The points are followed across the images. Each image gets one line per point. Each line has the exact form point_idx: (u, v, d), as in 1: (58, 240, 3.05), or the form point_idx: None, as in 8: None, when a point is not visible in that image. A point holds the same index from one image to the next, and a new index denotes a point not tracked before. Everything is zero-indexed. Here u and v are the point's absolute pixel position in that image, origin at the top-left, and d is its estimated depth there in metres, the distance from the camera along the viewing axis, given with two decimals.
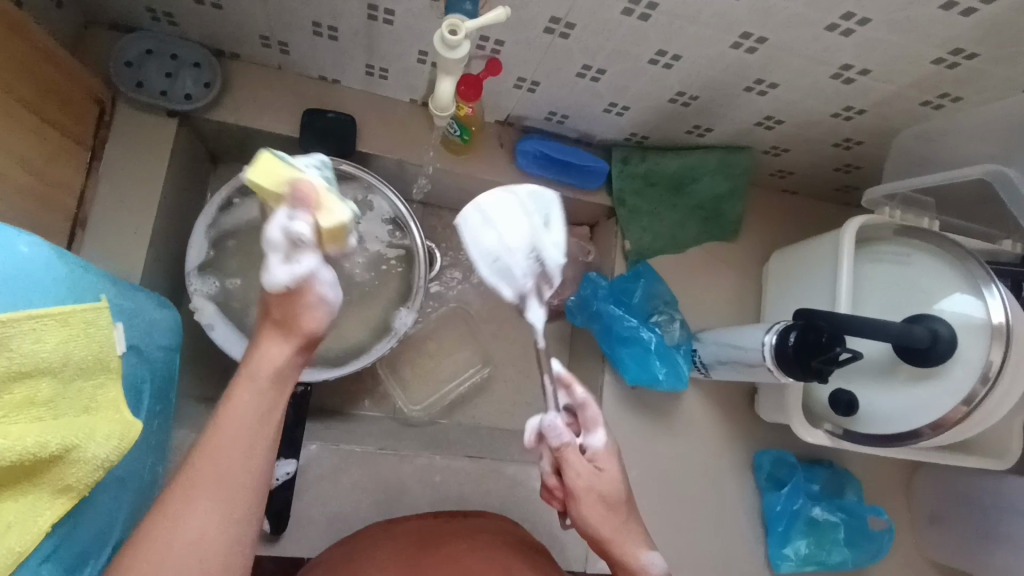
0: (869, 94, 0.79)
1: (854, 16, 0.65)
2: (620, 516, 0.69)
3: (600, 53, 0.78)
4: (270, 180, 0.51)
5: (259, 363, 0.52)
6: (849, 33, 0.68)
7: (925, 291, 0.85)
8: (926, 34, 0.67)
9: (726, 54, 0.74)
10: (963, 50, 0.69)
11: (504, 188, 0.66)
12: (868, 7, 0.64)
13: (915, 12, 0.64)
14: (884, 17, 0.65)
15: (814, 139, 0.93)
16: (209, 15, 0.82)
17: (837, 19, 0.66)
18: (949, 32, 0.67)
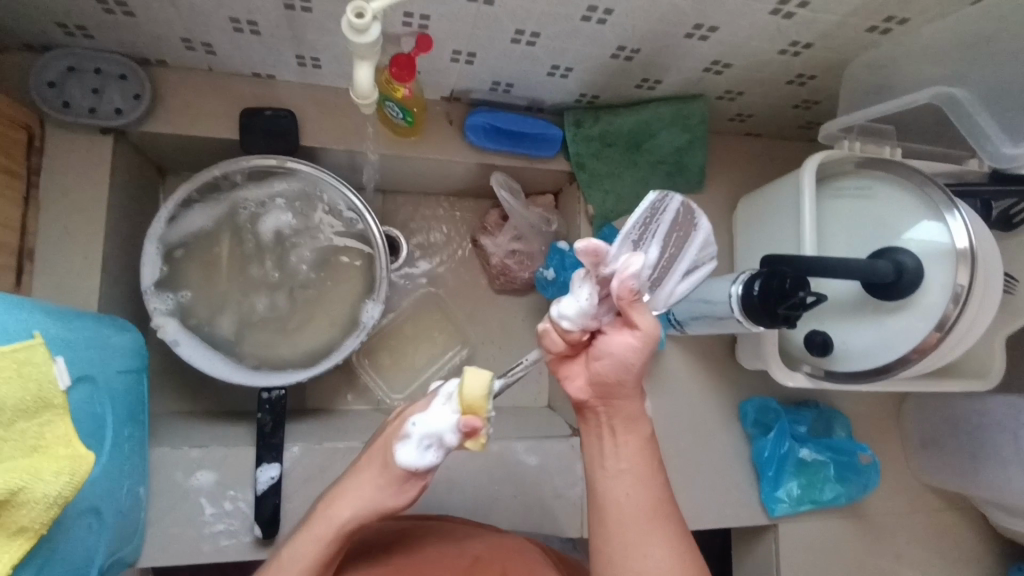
0: (813, 26, 0.76)
1: None
2: (630, 384, 0.60)
3: (530, 16, 0.75)
4: (468, 392, 0.58)
5: (328, 518, 0.64)
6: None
7: (888, 222, 0.84)
8: None
9: (658, 2, 0.71)
10: None
11: (668, 198, 0.58)
12: None
13: None
14: None
15: (767, 79, 0.90)
16: (124, 25, 0.78)
17: None
18: None
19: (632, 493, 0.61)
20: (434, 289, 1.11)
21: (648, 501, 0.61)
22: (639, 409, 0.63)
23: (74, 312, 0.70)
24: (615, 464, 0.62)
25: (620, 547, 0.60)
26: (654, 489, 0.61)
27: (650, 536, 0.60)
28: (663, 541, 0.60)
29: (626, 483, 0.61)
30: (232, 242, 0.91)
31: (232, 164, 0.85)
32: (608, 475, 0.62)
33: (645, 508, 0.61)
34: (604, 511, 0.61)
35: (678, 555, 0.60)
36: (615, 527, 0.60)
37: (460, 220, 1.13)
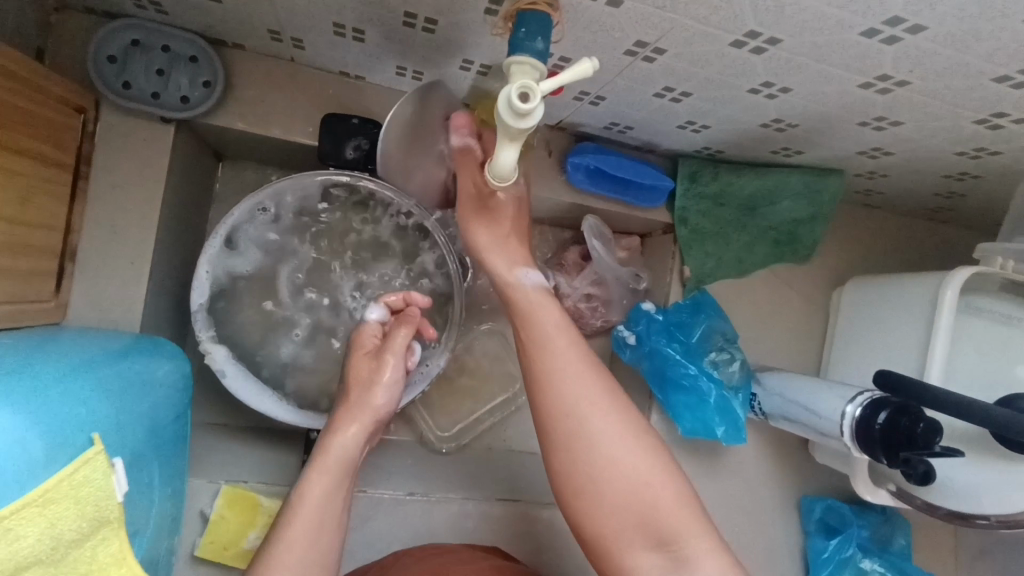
0: (1014, 140, 0.64)
1: None
2: (495, 242, 0.71)
3: (689, 79, 0.62)
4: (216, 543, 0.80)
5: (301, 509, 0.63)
6: (1023, 86, 0.53)
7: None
8: None
9: (850, 92, 0.59)
10: None
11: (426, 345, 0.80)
12: None
13: None
14: None
15: (923, 169, 0.79)
16: (206, 8, 0.66)
17: (1012, 72, 0.51)
18: None
19: (565, 359, 0.64)
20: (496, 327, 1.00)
21: (569, 338, 0.65)
22: (528, 275, 0.70)
23: (114, 352, 0.60)
24: (550, 343, 0.65)
25: (567, 415, 0.62)
26: (577, 343, 0.65)
27: (603, 415, 0.62)
28: (617, 428, 0.61)
29: (552, 321, 0.66)
30: (295, 265, 0.84)
31: (262, 191, 0.77)
32: (542, 348, 0.65)
33: (603, 403, 0.62)
34: (538, 380, 0.64)
35: (634, 432, 0.62)
36: (563, 408, 0.62)
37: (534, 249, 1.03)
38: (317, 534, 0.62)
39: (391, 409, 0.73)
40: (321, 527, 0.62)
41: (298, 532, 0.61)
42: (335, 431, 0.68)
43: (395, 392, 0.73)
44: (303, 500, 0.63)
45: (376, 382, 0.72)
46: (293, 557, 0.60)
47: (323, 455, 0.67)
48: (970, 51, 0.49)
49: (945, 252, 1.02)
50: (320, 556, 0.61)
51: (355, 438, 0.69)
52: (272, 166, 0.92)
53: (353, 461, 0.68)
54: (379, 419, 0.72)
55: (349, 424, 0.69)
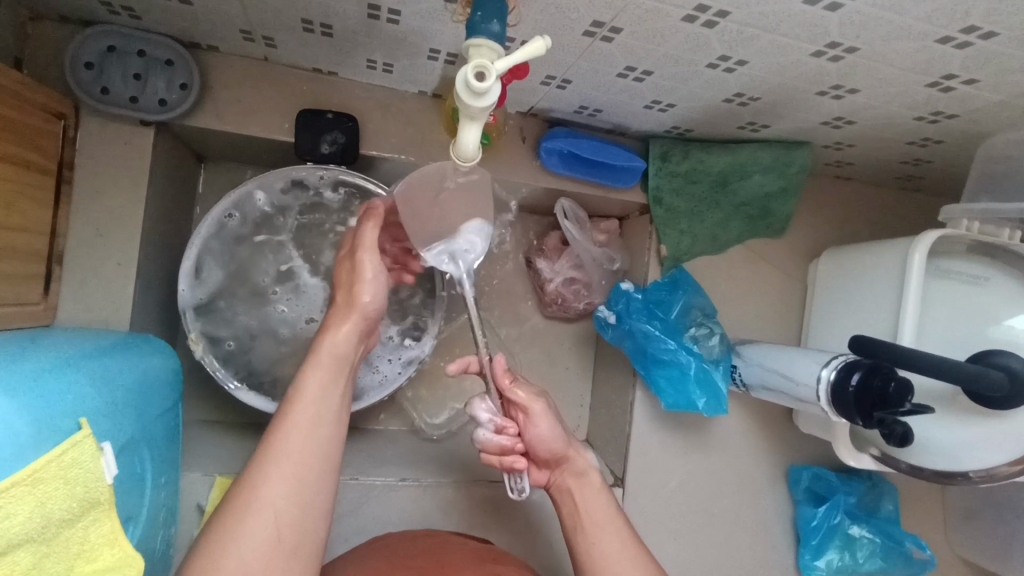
0: (967, 101, 0.66)
1: (976, 30, 0.52)
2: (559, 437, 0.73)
3: (649, 57, 0.64)
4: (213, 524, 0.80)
5: (300, 399, 0.59)
6: (966, 46, 0.55)
7: (990, 308, 0.76)
8: None
9: (803, 61, 0.61)
10: None
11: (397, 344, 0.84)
12: (998, 22, 0.51)
13: None
14: (1015, 32, 0.52)
15: (887, 137, 0.81)
16: (177, 11, 0.68)
17: (953, 33, 0.53)
18: None
19: (615, 542, 0.70)
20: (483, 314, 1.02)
21: (619, 526, 0.71)
22: (587, 464, 0.75)
23: (101, 347, 0.62)
24: (583, 483, 0.74)
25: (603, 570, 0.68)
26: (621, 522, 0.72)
27: (621, 551, 0.69)
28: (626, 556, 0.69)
29: (603, 505, 0.72)
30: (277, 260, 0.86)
31: (232, 197, 0.79)
32: (591, 529, 0.71)
33: (605, 525, 0.71)
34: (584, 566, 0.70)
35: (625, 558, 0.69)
36: (585, 526, 0.71)
37: (515, 236, 1.05)
38: (313, 436, 0.58)
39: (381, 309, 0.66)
40: (318, 426, 0.59)
41: (297, 435, 0.57)
42: (329, 329, 0.63)
43: (382, 289, 0.65)
44: (297, 404, 0.59)
45: (361, 293, 0.64)
46: (293, 456, 0.56)
47: (314, 355, 0.62)
48: (910, 13, 0.51)
49: (916, 219, 1.04)
50: (318, 456, 0.58)
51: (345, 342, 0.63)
52: (253, 166, 0.93)
53: (347, 358, 0.63)
54: (374, 318, 0.66)
55: (339, 323, 0.64)
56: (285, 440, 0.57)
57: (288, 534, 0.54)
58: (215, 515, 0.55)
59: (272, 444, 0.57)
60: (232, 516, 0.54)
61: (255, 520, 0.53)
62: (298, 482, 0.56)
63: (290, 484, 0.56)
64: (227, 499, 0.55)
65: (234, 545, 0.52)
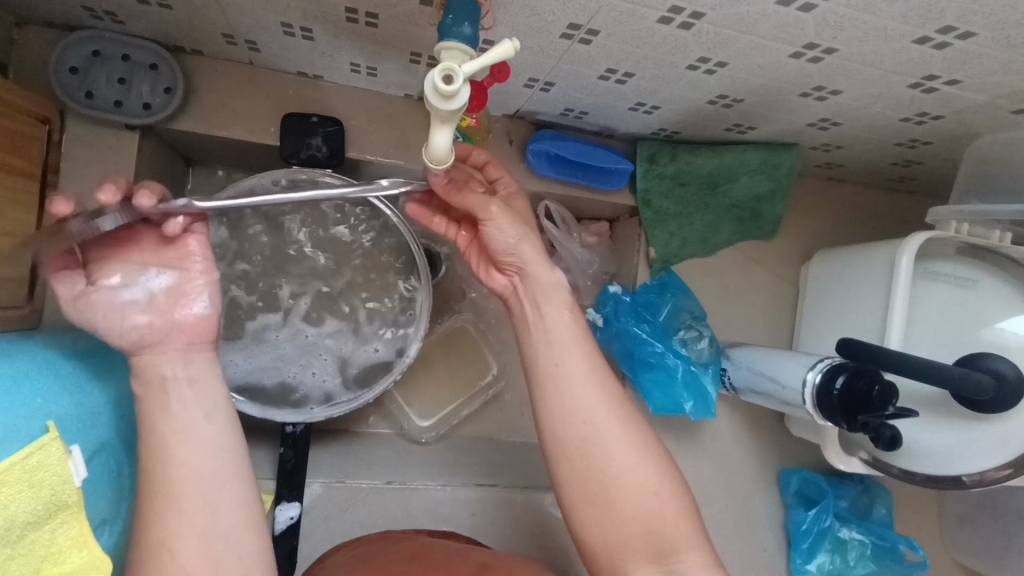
0: (951, 102, 0.66)
1: (953, 30, 0.52)
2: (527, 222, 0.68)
3: (629, 59, 0.64)
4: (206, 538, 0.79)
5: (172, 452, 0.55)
6: (945, 46, 0.54)
7: (980, 313, 0.75)
8: None
9: (784, 62, 0.61)
10: None
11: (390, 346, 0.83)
12: (974, 22, 0.50)
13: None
14: (993, 32, 0.51)
15: (875, 139, 0.80)
16: (159, 15, 0.68)
17: (931, 33, 0.52)
18: None
19: (580, 365, 0.66)
20: (470, 316, 1.02)
21: (588, 367, 0.66)
22: (554, 278, 0.68)
23: (86, 344, 0.61)
24: (547, 333, 0.67)
25: (588, 466, 0.63)
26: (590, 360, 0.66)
27: (605, 410, 0.65)
28: (619, 424, 0.64)
29: (558, 357, 0.66)
30: None
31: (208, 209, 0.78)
32: (552, 373, 0.65)
33: (587, 381, 0.65)
34: (562, 452, 0.64)
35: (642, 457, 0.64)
36: (576, 418, 0.64)
37: None
38: (209, 483, 0.55)
39: (172, 310, 0.56)
40: (201, 427, 0.56)
41: (191, 453, 0.55)
42: (157, 370, 0.56)
43: (149, 314, 0.55)
44: (166, 427, 0.55)
45: (125, 327, 0.54)
46: (192, 473, 0.55)
47: (159, 420, 0.55)
48: (884, 14, 0.50)
49: (909, 220, 1.03)
50: (215, 501, 0.55)
51: (184, 366, 0.57)
52: (242, 169, 0.94)
53: (200, 399, 0.57)
54: (172, 328, 0.56)
55: (169, 367, 0.56)
56: (183, 498, 0.54)
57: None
58: None
59: (158, 513, 0.53)
60: (157, 554, 0.52)
61: (195, 541, 0.53)
62: (215, 490, 0.55)
63: (200, 498, 0.54)
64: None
65: None
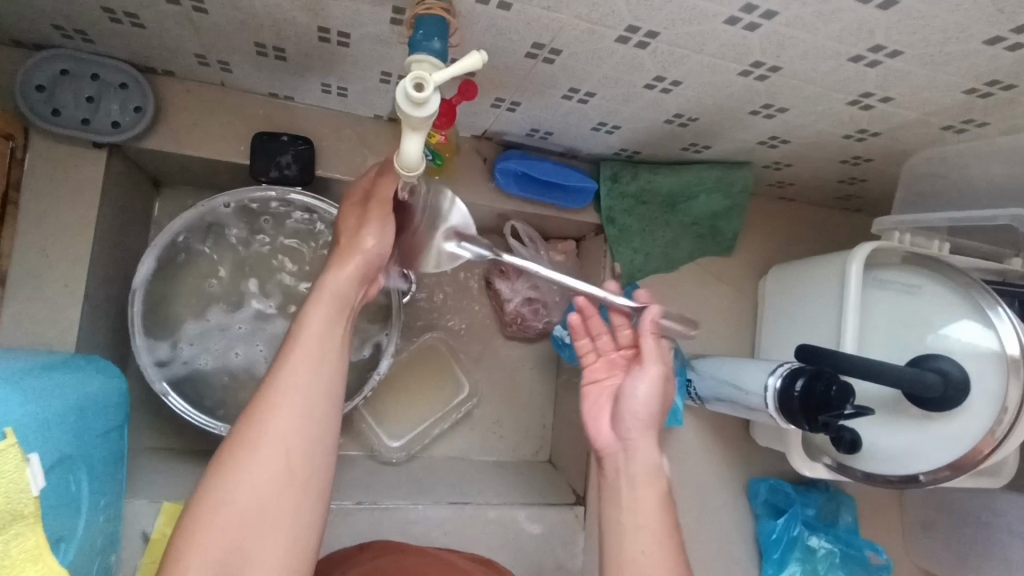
0: (888, 119, 0.71)
1: (883, 49, 0.57)
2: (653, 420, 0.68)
3: (591, 78, 0.68)
4: None
5: (305, 342, 0.61)
6: (877, 63, 0.59)
7: (928, 321, 0.79)
8: (962, 67, 0.58)
9: (733, 80, 0.65)
10: (999, 81, 0.61)
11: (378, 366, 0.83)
12: (900, 41, 0.55)
13: (951, 48, 0.56)
14: (916, 51, 0.56)
15: (821, 157, 0.85)
16: (131, 34, 0.69)
17: (863, 51, 0.57)
18: (989, 64, 0.58)
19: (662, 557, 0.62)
20: (442, 334, 1.02)
21: (666, 543, 0.63)
22: (658, 465, 0.67)
23: (43, 363, 0.60)
24: (637, 517, 0.64)
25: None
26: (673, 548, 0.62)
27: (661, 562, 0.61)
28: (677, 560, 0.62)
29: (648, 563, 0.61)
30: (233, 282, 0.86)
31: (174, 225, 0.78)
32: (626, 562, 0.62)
33: (663, 538, 0.63)
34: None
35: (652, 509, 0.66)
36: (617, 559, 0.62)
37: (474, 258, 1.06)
38: (306, 437, 0.58)
39: (374, 261, 0.65)
40: (311, 406, 0.59)
41: (294, 401, 0.58)
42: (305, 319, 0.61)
43: (387, 247, 0.65)
44: (292, 376, 0.59)
45: (359, 256, 0.64)
46: (301, 411, 0.58)
47: (294, 347, 0.60)
48: (820, 33, 0.55)
49: (858, 236, 1.09)
50: (304, 464, 0.58)
51: (340, 303, 0.63)
52: (210, 189, 0.94)
53: (335, 343, 0.62)
54: (370, 266, 0.65)
55: (319, 306, 0.62)
56: (264, 437, 0.57)
57: (265, 534, 0.55)
58: (191, 502, 0.55)
59: (245, 438, 0.56)
60: (230, 472, 0.55)
61: (250, 489, 0.55)
62: (288, 463, 0.57)
63: (276, 476, 0.56)
64: (210, 472, 0.56)
65: (207, 534, 0.53)
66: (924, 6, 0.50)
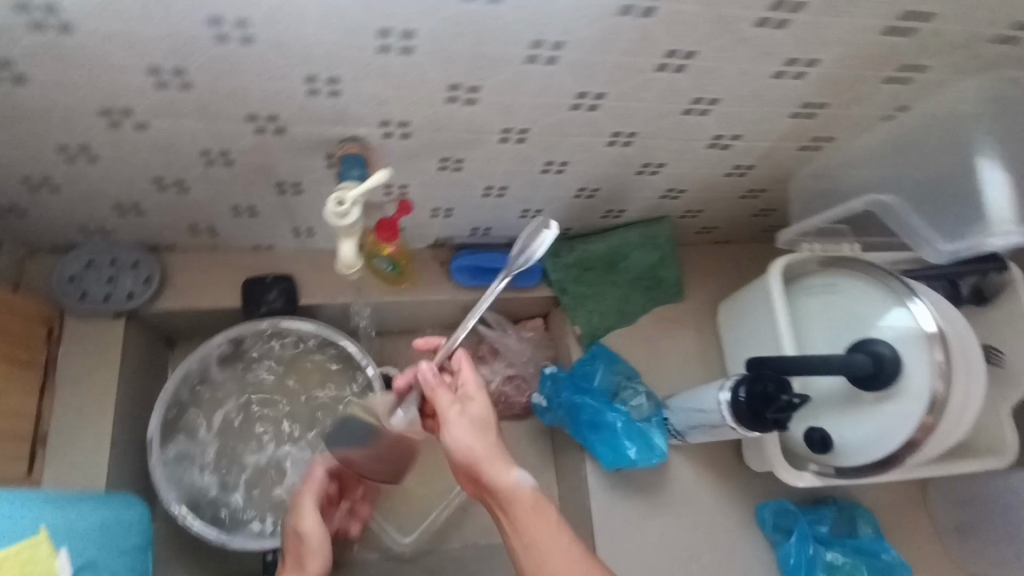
0: (750, 152, 0.85)
1: (703, 99, 0.72)
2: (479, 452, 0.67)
3: (496, 175, 0.84)
4: None
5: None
6: (706, 112, 0.74)
7: (865, 317, 0.86)
8: (774, 98, 0.73)
9: (605, 151, 0.80)
10: (812, 101, 0.75)
11: None
12: (711, 91, 0.70)
13: (755, 86, 0.70)
14: (729, 95, 0.71)
15: (722, 197, 0.98)
16: (137, 221, 0.87)
17: (689, 105, 0.72)
18: (792, 92, 0.72)
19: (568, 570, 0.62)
20: None
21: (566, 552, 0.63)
22: (514, 479, 0.66)
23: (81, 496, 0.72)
24: (527, 545, 0.64)
25: None
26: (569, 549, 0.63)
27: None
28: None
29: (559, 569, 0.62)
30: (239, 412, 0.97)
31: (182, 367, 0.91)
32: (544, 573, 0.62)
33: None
34: None
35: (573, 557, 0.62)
36: None
37: None
38: None
39: None
40: None
41: None
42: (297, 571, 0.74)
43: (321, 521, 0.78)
44: None
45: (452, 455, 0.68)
46: None
47: None
48: (647, 98, 0.70)
49: None
50: None
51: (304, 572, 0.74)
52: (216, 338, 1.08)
53: None
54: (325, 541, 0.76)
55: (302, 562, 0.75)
56: None
57: None
58: None
59: None
60: None
61: None
62: None
63: None
64: None
65: None
66: (709, 62, 0.65)
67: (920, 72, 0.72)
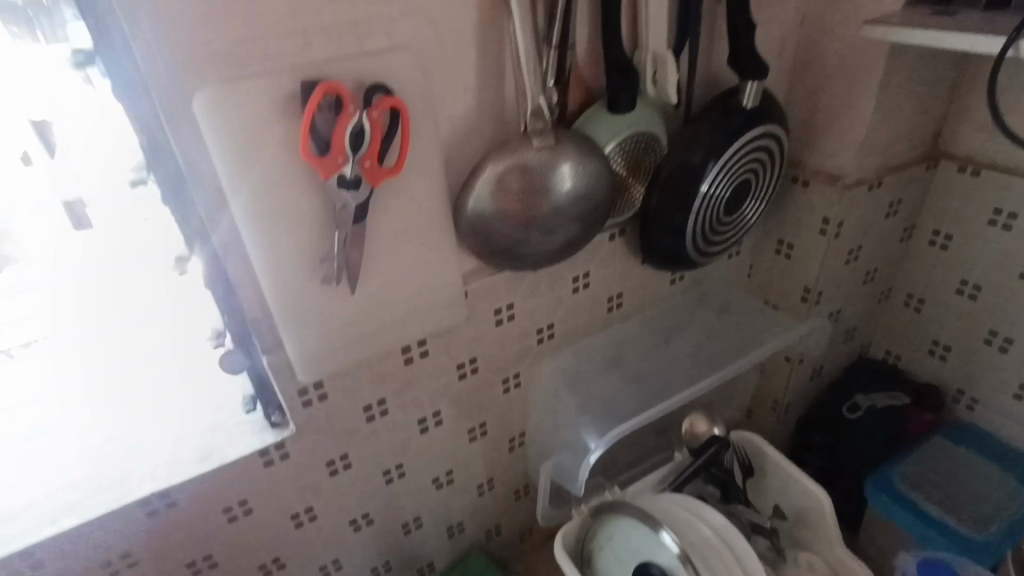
0: (498, 442, 1.09)
1: (429, 419, 0.97)
2: None
3: (309, 563, 0.98)
4: None
5: None
6: (438, 428, 0.99)
7: (642, 553, 0.87)
8: (479, 398, 1.01)
9: (376, 521, 1.02)
10: (510, 379, 1.03)
11: None
12: (430, 412, 0.97)
13: (460, 399, 0.98)
14: (447, 411, 0.98)
15: (501, 504, 1.18)
16: None
17: (423, 426, 0.97)
18: (488, 389, 1.01)
19: None
20: None
21: None
22: None
23: None
24: None
25: None
26: None
27: None
28: None
29: None
30: None
31: None
32: None
33: None
34: None
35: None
36: None
37: None
38: None
39: None
40: None
41: None
42: None
43: None
44: None
45: None
46: None
47: None
48: (385, 444, 0.94)
49: None
50: None
51: None
52: None
53: None
54: None
55: None
56: None
57: None
58: None
59: None
60: None
61: None
62: None
63: None
64: None
65: None
66: (410, 401, 0.93)
67: (519, 379, 1.04)
